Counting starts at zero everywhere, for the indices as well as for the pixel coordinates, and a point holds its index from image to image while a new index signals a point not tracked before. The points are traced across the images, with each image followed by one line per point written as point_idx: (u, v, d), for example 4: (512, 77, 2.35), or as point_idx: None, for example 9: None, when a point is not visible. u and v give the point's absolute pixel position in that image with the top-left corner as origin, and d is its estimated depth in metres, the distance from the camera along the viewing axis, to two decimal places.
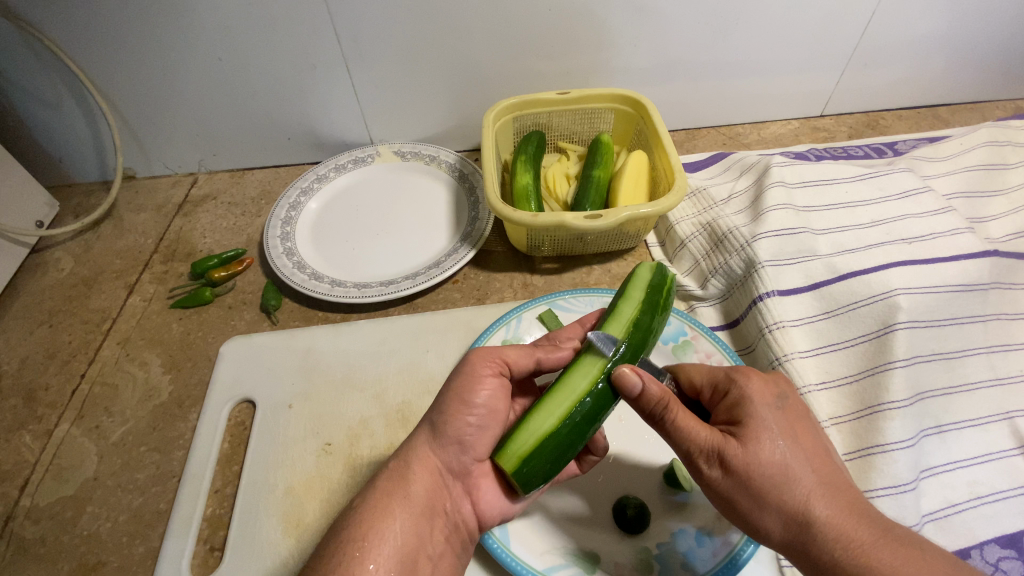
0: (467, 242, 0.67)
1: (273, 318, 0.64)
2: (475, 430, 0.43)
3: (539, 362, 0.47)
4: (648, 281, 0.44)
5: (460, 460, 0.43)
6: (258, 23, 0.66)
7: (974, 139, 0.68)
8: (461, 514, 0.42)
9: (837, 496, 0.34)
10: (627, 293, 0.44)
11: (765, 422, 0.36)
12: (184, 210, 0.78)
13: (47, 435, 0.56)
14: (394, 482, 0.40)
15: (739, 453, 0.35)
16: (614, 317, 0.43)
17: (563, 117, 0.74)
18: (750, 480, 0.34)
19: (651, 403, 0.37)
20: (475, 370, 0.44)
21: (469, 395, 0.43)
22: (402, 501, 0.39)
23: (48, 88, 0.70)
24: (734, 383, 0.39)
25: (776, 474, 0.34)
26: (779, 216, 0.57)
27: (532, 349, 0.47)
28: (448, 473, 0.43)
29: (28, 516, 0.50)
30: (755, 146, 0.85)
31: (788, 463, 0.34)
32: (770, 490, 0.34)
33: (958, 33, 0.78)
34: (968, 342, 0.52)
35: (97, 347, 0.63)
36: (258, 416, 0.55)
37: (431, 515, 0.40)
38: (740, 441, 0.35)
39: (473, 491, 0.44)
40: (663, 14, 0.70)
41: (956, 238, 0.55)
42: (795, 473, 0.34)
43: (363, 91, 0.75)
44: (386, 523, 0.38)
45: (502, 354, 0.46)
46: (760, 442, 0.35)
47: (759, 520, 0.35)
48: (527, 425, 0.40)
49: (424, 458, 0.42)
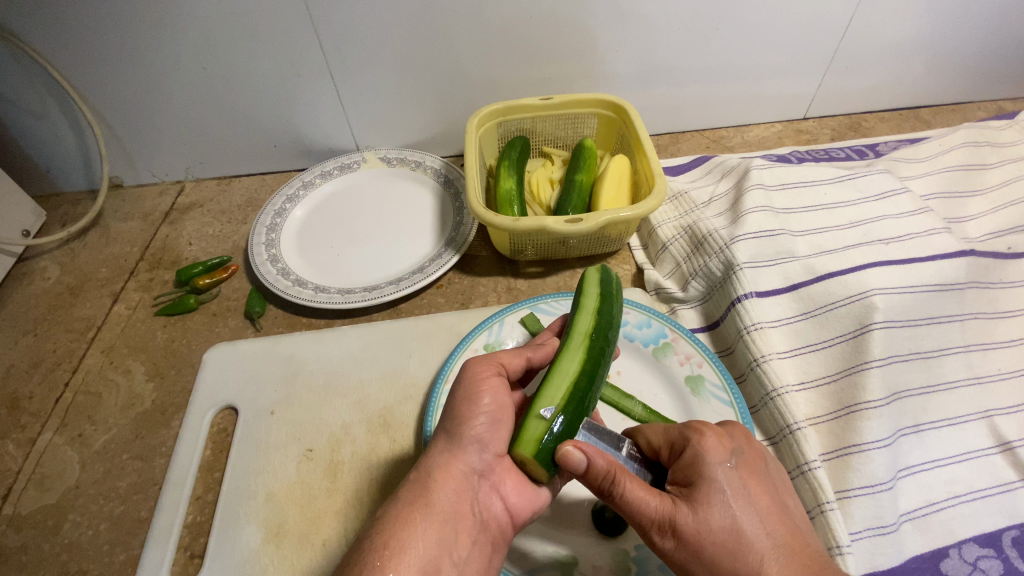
0: (452, 247, 0.67)
1: (257, 324, 0.65)
2: (487, 427, 0.42)
3: (530, 362, 0.48)
4: (600, 277, 0.49)
5: (482, 459, 0.41)
6: (239, 29, 0.66)
7: (953, 140, 0.69)
8: (491, 511, 0.41)
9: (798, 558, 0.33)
10: (586, 289, 0.47)
11: (718, 485, 0.35)
12: (170, 218, 0.79)
13: (30, 444, 0.56)
14: (416, 492, 0.39)
15: (690, 525, 0.35)
16: (581, 309, 0.46)
17: (547, 122, 0.75)
18: (702, 547, 0.34)
19: (600, 477, 0.37)
20: (475, 373, 0.44)
21: (477, 395, 0.43)
22: (424, 508, 0.38)
23: (35, 99, 0.71)
24: (688, 440, 0.38)
25: (732, 545, 0.34)
26: (757, 218, 0.58)
27: (523, 349, 0.48)
28: (474, 475, 0.41)
29: (10, 525, 0.50)
30: (738, 149, 0.86)
31: (741, 531, 0.34)
32: (727, 559, 0.33)
33: (938, 35, 0.79)
34: (945, 342, 0.52)
35: (80, 356, 0.63)
36: (241, 423, 0.55)
37: (456, 520, 0.39)
38: (691, 511, 0.35)
39: (498, 487, 0.42)
40: (646, 19, 0.70)
41: (932, 238, 0.55)
42: (747, 537, 0.34)
43: (348, 99, 0.76)
44: (408, 532, 0.37)
45: (498, 358, 0.46)
46: (709, 510, 0.34)
47: None
48: (534, 411, 0.40)
49: (445, 465, 0.41)
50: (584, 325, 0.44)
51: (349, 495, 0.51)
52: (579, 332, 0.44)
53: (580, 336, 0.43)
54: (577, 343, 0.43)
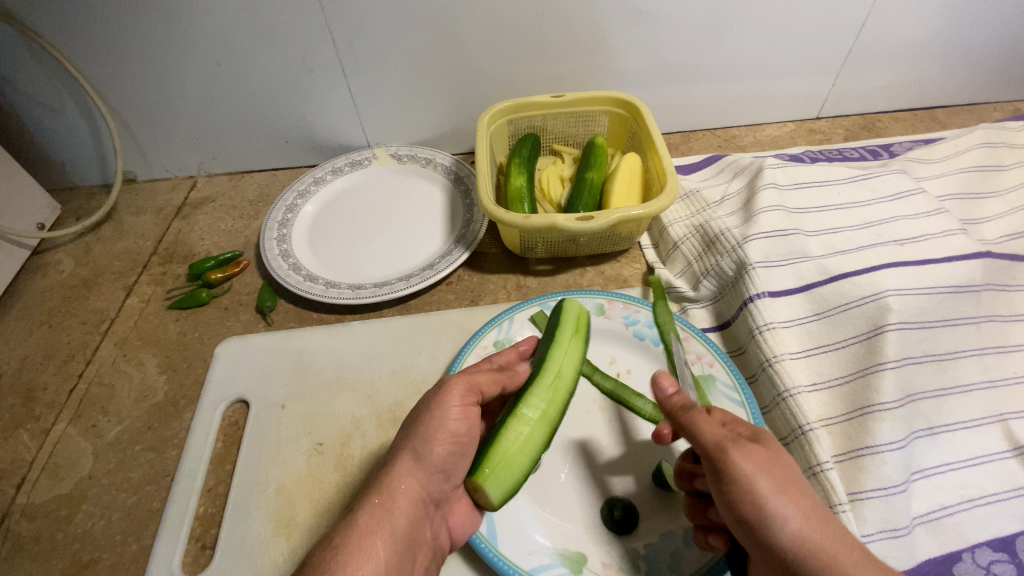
0: (462, 244, 0.67)
1: (269, 319, 0.65)
2: (451, 457, 0.43)
3: (507, 387, 0.46)
4: (580, 314, 0.50)
5: (441, 487, 0.43)
6: (254, 25, 0.66)
7: (969, 141, 0.68)
8: (438, 540, 0.43)
9: (832, 522, 0.34)
10: (567, 326, 0.49)
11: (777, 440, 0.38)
12: (183, 212, 0.79)
13: (44, 434, 0.56)
14: (376, 517, 0.39)
15: (744, 451, 0.36)
16: (560, 348, 0.47)
17: (558, 120, 0.75)
18: (766, 474, 0.35)
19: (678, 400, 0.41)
20: (448, 397, 0.43)
21: (445, 419, 0.43)
22: (388, 535, 0.38)
23: (51, 93, 0.71)
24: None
25: (783, 484, 0.35)
26: (771, 218, 0.57)
27: (499, 375, 0.46)
28: (430, 503, 0.42)
29: (24, 514, 0.51)
30: (751, 148, 0.85)
31: (791, 474, 0.36)
32: (777, 496, 0.34)
33: (955, 34, 0.78)
34: (960, 344, 0.52)
35: (94, 348, 0.64)
36: (252, 416, 0.55)
37: (414, 547, 0.40)
38: (751, 443, 0.37)
39: (448, 516, 0.44)
40: (659, 17, 0.70)
41: (949, 239, 0.55)
42: (797, 482, 0.36)
43: (359, 95, 0.76)
44: (371, 562, 0.36)
45: (473, 383, 0.45)
46: (763, 449, 0.37)
47: (769, 512, 0.34)
48: (498, 456, 0.41)
49: (408, 488, 0.41)
50: (560, 369, 0.46)
51: (359, 488, 0.51)
52: (567, 376, 0.46)
53: (564, 377, 0.46)
54: (549, 388, 0.45)
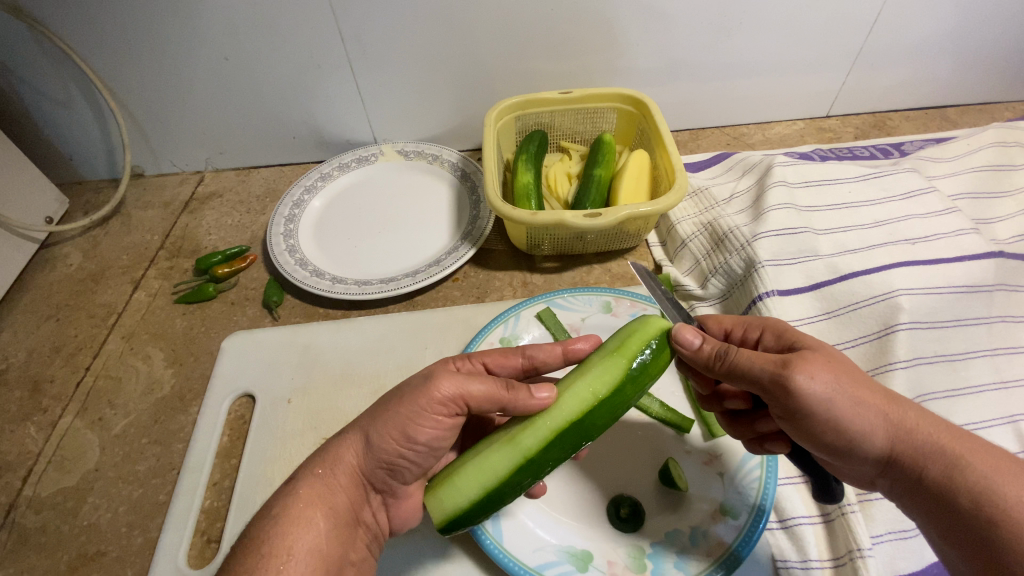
0: (468, 240, 0.67)
1: (275, 313, 0.65)
2: (409, 459, 0.41)
3: (505, 409, 0.41)
4: (638, 350, 0.41)
5: (386, 479, 0.42)
6: (264, 20, 0.66)
7: (981, 140, 0.67)
8: (378, 523, 0.43)
9: (904, 408, 0.35)
10: (609, 354, 0.41)
11: (816, 342, 0.38)
12: (190, 207, 0.80)
13: (51, 426, 0.57)
14: (319, 491, 0.39)
15: (814, 377, 0.34)
16: (581, 378, 0.41)
17: (565, 117, 0.74)
18: (839, 385, 0.34)
19: (712, 350, 0.39)
20: (431, 401, 0.40)
21: (415, 432, 0.40)
22: (327, 510, 0.38)
23: (60, 88, 0.72)
24: (767, 321, 0.42)
25: (854, 390, 0.35)
26: (780, 216, 0.57)
27: (494, 396, 0.41)
28: (371, 487, 0.42)
29: (30, 506, 0.51)
30: (759, 147, 0.85)
31: (857, 376, 0.36)
32: (854, 409, 0.34)
33: (968, 32, 0.77)
34: (972, 344, 0.51)
35: (102, 341, 0.64)
36: (258, 410, 0.55)
37: (353, 525, 0.40)
38: (809, 356, 0.36)
39: (393, 506, 0.44)
40: (669, 13, 0.69)
41: (960, 238, 0.54)
42: (859, 378, 0.36)
43: (367, 90, 0.76)
44: (307, 534, 0.37)
45: (463, 394, 0.41)
46: (824, 359, 0.36)
47: (857, 427, 0.35)
48: (455, 486, 0.40)
49: (349, 470, 0.41)
50: (568, 411, 0.40)
51: None
52: (561, 404, 0.40)
53: (567, 417, 0.39)
54: (540, 428, 0.39)
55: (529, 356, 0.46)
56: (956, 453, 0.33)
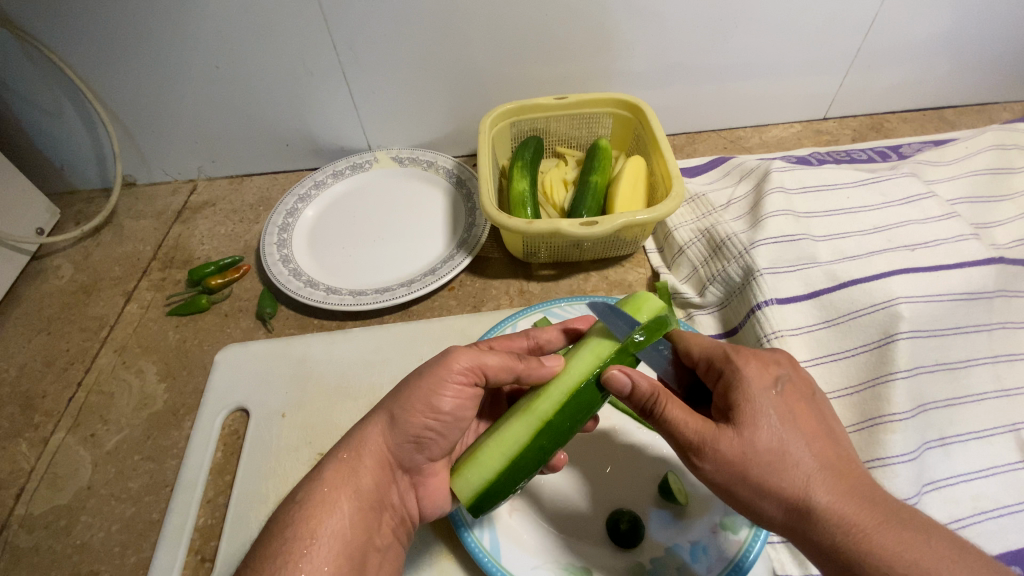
0: (464, 249, 0.66)
1: (269, 325, 0.64)
2: (434, 435, 0.41)
3: (520, 378, 0.42)
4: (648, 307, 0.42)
5: (413, 459, 0.42)
6: (255, 28, 0.65)
7: (979, 143, 0.67)
8: (406, 507, 0.42)
9: (829, 497, 0.33)
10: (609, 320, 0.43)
11: (761, 407, 0.35)
12: (182, 217, 0.79)
13: (43, 443, 0.56)
14: (342, 474, 0.38)
15: (716, 464, 0.35)
16: (586, 345, 0.42)
17: (561, 122, 0.74)
18: (746, 470, 0.34)
19: (643, 400, 0.38)
20: (436, 377, 0.40)
21: (435, 401, 0.40)
22: (353, 493, 0.38)
23: (49, 98, 0.71)
24: (729, 365, 0.38)
25: (764, 477, 0.34)
26: (778, 223, 0.57)
27: (509, 361, 0.42)
28: (399, 469, 0.41)
29: (22, 525, 0.51)
30: (756, 150, 0.84)
31: (778, 460, 0.34)
32: (755, 498, 0.35)
33: (965, 33, 0.76)
34: (971, 352, 0.50)
35: (94, 355, 0.63)
36: (252, 425, 0.55)
37: (380, 508, 0.40)
38: (726, 437, 0.35)
39: (421, 486, 0.43)
40: (664, 17, 0.69)
41: (960, 244, 0.53)
42: (786, 461, 0.34)
43: (360, 97, 0.75)
44: (334, 516, 0.37)
45: (480, 363, 0.42)
46: (743, 443, 0.35)
47: (759, 507, 0.35)
48: (479, 461, 0.40)
49: (376, 451, 0.40)
50: (576, 376, 0.40)
51: None
52: (569, 369, 0.41)
53: (575, 380, 0.40)
54: (550, 397, 0.40)
55: (533, 336, 0.47)
56: (854, 558, 0.32)
